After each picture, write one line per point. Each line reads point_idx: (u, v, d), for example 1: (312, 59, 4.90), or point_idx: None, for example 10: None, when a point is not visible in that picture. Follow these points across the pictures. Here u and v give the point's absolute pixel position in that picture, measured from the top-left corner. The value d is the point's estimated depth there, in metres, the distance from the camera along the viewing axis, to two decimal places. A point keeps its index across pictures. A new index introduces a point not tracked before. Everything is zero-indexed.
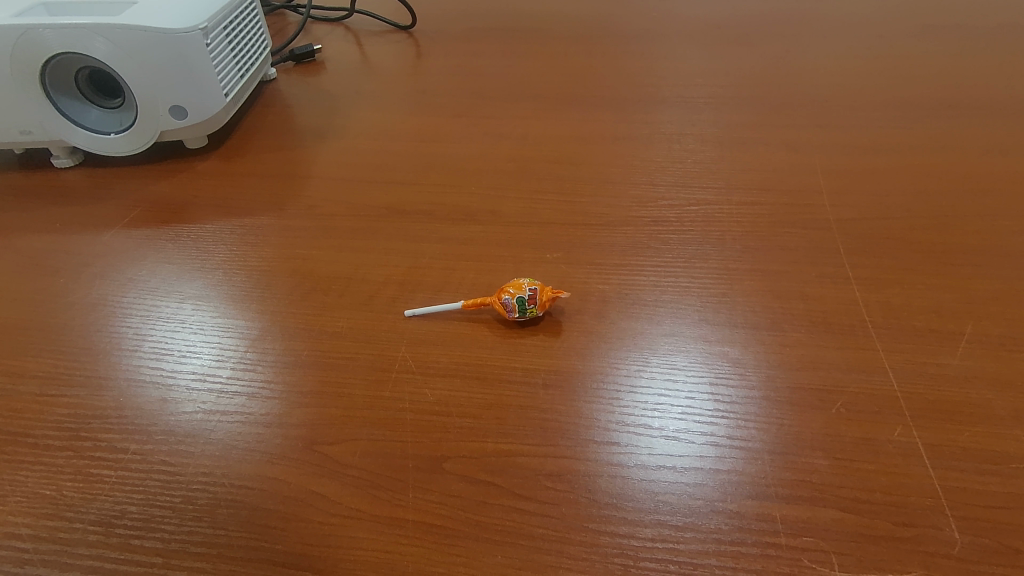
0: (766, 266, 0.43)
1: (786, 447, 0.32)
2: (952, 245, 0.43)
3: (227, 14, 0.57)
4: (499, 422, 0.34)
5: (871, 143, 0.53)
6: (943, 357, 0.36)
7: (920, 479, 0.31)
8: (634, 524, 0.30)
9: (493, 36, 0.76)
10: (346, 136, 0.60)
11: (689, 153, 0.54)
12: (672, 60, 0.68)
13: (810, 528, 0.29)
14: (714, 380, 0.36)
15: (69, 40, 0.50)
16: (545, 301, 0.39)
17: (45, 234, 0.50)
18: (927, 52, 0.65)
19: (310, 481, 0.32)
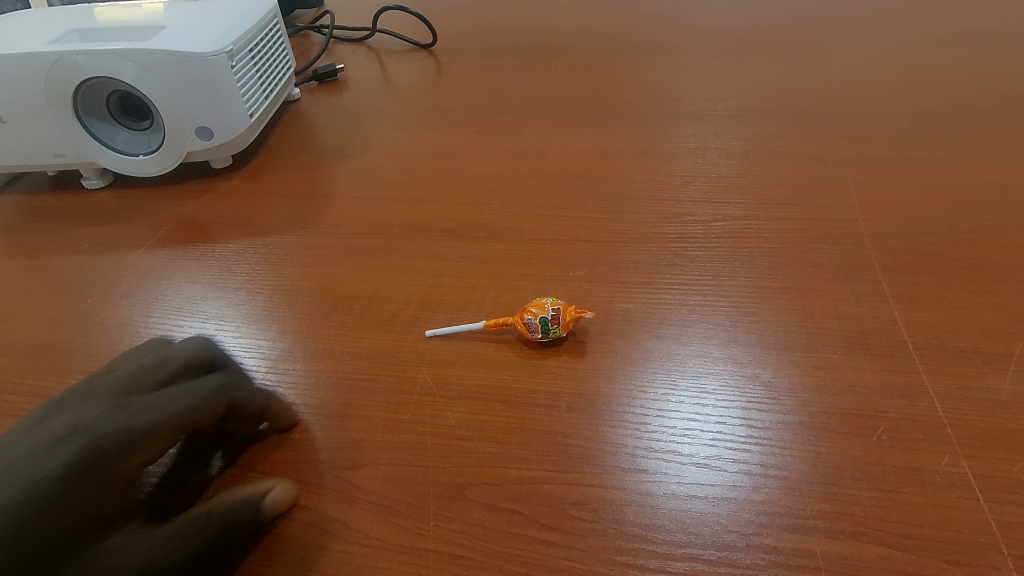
0: (798, 283, 0.41)
1: (824, 477, 0.31)
2: (997, 260, 0.41)
3: (252, 37, 0.58)
4: (521, 447, 0.33)
5: (905, 154, 0.51)
6: (993, 381, 0.34)
7: (972, 512, 0.29)
8: (664, 557, 0.28)
9: (514, 52, 0.76)
10: (368, 153, 0.60)
11: (714, 167, 0.53)
12: (695, 72, 0.67)
13: (853, 566, 0.27)
14: (746, 404, 0.34)
15: (100, 66, 0.51)
16: (569, 322, 0.38)
17: (75, 255, 0.51)
18: (961, 59, 0.64)
19: (330, 507, 0.31)
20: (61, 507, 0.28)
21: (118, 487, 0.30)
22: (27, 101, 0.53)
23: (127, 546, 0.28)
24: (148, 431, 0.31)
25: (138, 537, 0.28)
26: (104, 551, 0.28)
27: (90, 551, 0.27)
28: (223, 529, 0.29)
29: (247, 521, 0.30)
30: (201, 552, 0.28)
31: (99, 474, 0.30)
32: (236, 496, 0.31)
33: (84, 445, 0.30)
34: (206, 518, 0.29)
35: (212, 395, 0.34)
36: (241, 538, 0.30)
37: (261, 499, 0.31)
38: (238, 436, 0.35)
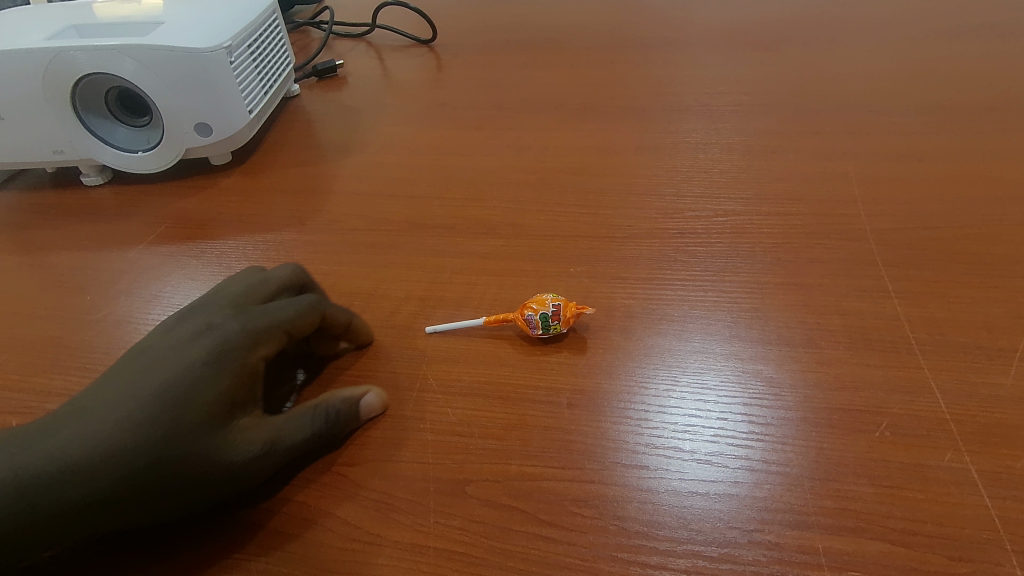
0: (799, 279, 0.41)
1: (825, 473, 0.31)
2: (1001, 255, 0.41)
3: (251, 33, 0.58)
4: (522, 443, 0.33)
5: (908, 149, 0.51)
6: (996, 376, 0.34)
7: (975, 509, 0.29)
8: (665, 554, 0.28)
9: (514, 48, 0.75)
10: (368, 149, 0.60)
11: (715, 162, 0.53)
12: (696, 67, 0.67)
13: (855, 562, 0.27)
14: (747, 401, 0.34)
15: (98, 62, 0.51)
16: (571, 317, 0.38)
17: (74, 251, 0.51)
18: (965, 53, 0.63)
19: (329, 503, 0.31)
20: (203, 387, 0.31)
21: (248, 377, 0.32)
22: (25, 98, 0.53)
23: (255, 427, 0.31)
24: (269, 330, 0.34)
25: (262, 419, 0.31)
26: (236, 427, 0.30)
27: (226, 427, 0.30)
28: (331, 422, 0.33)
29: (347, 418, 0.33)
30: (312, 439, 0.32)
31: (231, 365, 0.32)
32: (338, 395, 0.34)
33: (218, 339, 0.32)
34: (316, 411, 0.33)
35: (317, 310, 0.36)
36: (343, 433, 0.33)
37: (358, 400, 0.34)
38: (320, 353, 0.39)
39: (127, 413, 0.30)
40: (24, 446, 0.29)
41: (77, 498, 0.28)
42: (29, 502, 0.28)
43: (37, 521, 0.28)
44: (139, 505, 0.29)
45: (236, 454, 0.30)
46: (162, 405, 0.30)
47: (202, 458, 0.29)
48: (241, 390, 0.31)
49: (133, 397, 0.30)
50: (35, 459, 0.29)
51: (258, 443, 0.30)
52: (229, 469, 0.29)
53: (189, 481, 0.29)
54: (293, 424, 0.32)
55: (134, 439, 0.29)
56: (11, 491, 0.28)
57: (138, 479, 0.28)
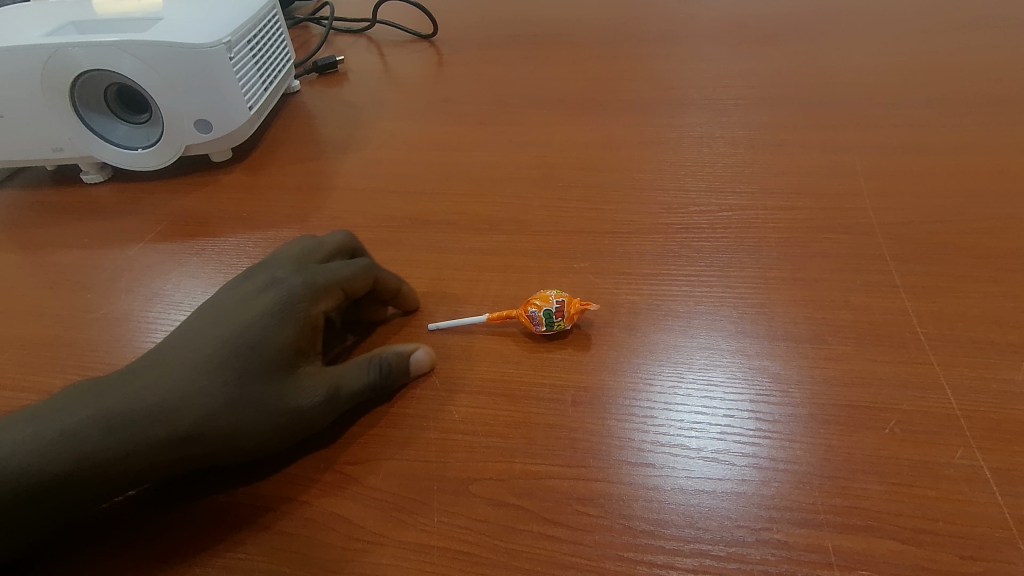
0: (806, 274, 0.41)
1: (834, 471, 0.30)
2: (1011, 249, 0.40)
3: (251, 28, 0.57)
4: (526, 441, 0.33)
5: (915, 142, 0.50)
6: (1008, 372, 0.33)
7: (987, 507, 0.28)
8: (672, 553, 0.28)
9: (516, 42, 0.75)
10: (369, 145, 0.59)
11: (720, 156, 0.52)
12: (699, 60, 0.66)
13: (865, 561, 0.27)
14: (754, 398, 0.34)
15: (98, 58, 0.51)
16: (575, 314, 0.37)
17: (75, 249, 0.51)
18: (972, 45, 0.62)
19: (332, 502, 0.31)
20: (271, 337, 0.32)
21: (310, 329, 0.34)
22: (24, 95, 0.53)
23: (317, 375, 0.33)
24: (328, 287, 0.35)
25: (323, 368, 0.33)
26: (301, 373, 0.32)
27: (293, 373, 0.32)
28: (384, 373, 0.34)
29: (399, 371, 0.35)
30: (370, 387, 0.34)
31: (295, 317, 0.33)
32: (391, 349, 0.36)
33: (282, 293, 0.34)
34: (371, 361, 0.34)
35: (369, 271, 0.37)
36: (395, 385, 0.35)
37: (409, 355, 0.36)
38: (368, 318, 0.40)
39: (204, 358, 0.32)
40: (114, 388, 0.32)
41: (162, 434, 0.30)
42: (119, 438, 0.30)
43: (126, 456, 0.30)
44: (217, 442, 0.30)
45: (302, 398, 0.32)
46: (234, 351, 0.32)
47: (272, 401, 0.31)
48: (305, 341, 0.33)
49: (208, 343, 0.32)
50: (124, 399, 0.31)
51: (321, 389, 0.32)
52: (295, 412, 0.31)
53: (262, 422, 0.31)
54: (350, 373, 0.34)
55: (212, 382, 0.31)
56: (104, 426, 0.30)
57: (215, 419, 0.30)
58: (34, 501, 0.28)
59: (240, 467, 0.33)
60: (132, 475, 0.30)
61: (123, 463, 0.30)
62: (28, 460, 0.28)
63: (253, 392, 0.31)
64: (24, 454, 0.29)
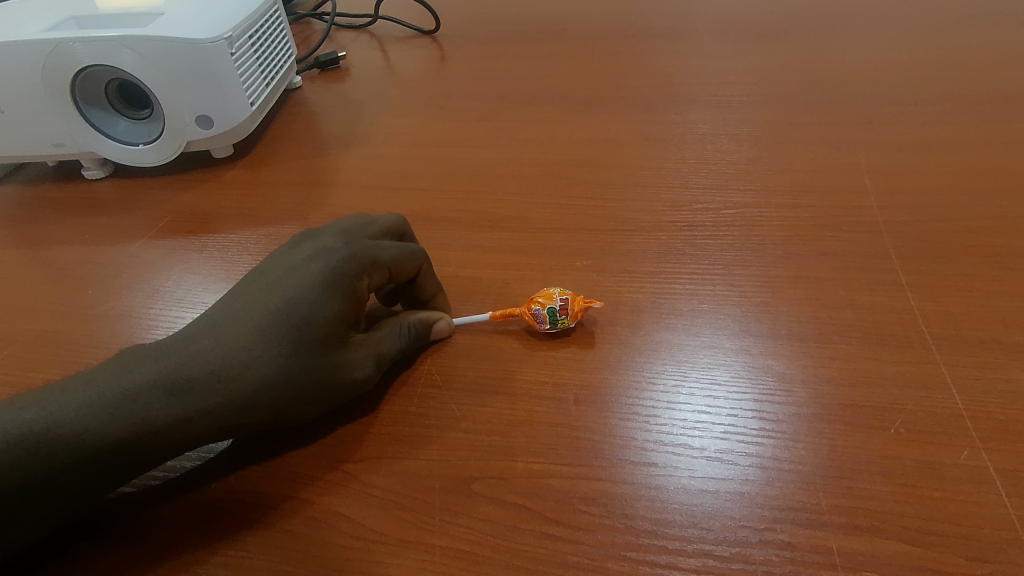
0: (810, 273, 0.40)
1: (838, 471, 0.30)
2: (1018, 248, 0.40)
3: (252, 24, 0.57)
4: (528, 440, 0.33)
5: (921, 140, 0.50)
6: (1014, 372, 0.33)
7: (992, 508, 0.28)
8: (675, 553, 0.28)
9: (518, 38, 0.74)
10: (371, 142, 0.59)
11: (723, 153, 0.52)
12: (703, 57, 0.65)
13: (870, 562, 0.27)
14: (757, 397, 0.34)
15: (98, 54, 0.51)
16: (579, 311, 0.37)
17: (76, 246, 0.51)
18: (979, 42, 0.62)
19: (333, 500, 0.31)
20: (324, 310, 0.32)
21: (357, 304, 0.34)
22: (25, 90, 0.52)
23: (362, 346, 0.34)
24: (376, 264, 0.35)
25: (364, 338, 0.35)
26: (349, 344, 0.33)
27: (342, 344, 0.33)
28: (412, 337, 0.36)
29: (424, 335, 0.37)
30: (401, 351, 0.36)
31: (346, 291, 0.34)
32: (417, 315, 0.37)
33: (332, 265, 0.34)
34: (401, 326, 0.36)
35: (416, 258, 0.38)
36: (419, 347, 0.37)
37: (434, 323, 0.37)
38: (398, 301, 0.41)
39: (258, 326, 0.32)
40: (164, 353, 0.31)
41: (219, 402, 0.30)
42: (177, 404, 0.30)
43: (183, 423, 0.30)
44: (272, 410, 0.31)
45: (350, 370, 0.33)
46: (288, 321, 0.32)
47: (325, 372, 0.32)
48: (352, 314, 0.34)
49: (260, 312, 0.32)
50: (178, 364, 0.31)
51: (366, 359, 0.34)
52: (345, 383, 0.33)
53: (314, 391, 0.32)
54: (386, 342, 0.35)
55: (268, 352, 0.31)
56: (161, 391, 0.30)
57: (272, 389, 0.31)
58: (92, 467, 0.28)
59: (265, 450, 0.34)
60: (188, 440, 0.30)
61: (181, 430, 0.30)
62: (88, 424, 0.28)
63: (308, 364, 0.32)
64: (80, 418, 0.28)
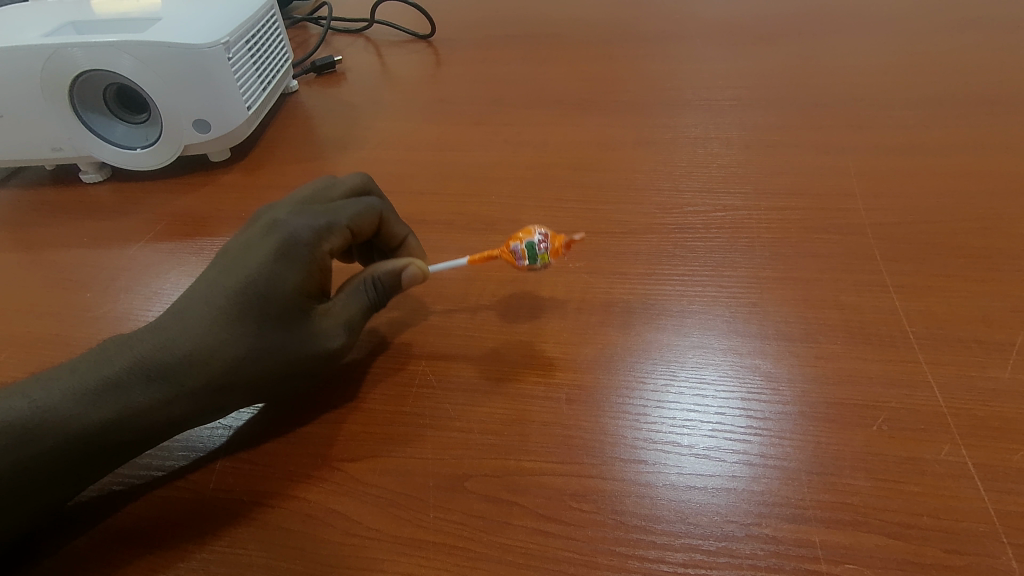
0: (798, 274, 0.41)
1: (823, 467, 0.31)
2: (1001, 249, 0.41)
3: (248, 29, 0.57)
4: (521, 438, 0.33)
5: (908, 143, 0.51)
6: (994, 370, 0.34)
7: (971, 502, 0.29)
8: (663, 548, 0.28)
9: (514, 42, 0.75)
10: (367, 145, 0.60)
11: (715, 156, 0.53)
12: (695, 61, 0.66)
13: (852, 555, 0.27)
14: (745, 396, 0.34)
15: (97, 59, 0.51)
16: (560, 247, 0.37)
17: (74, 249, 0.51)
18: (965, 46, 0.63)
19: (329, 498, 0.32)
20: (287, 282, 0.33)
21: (321, 270, 0.35)
22: (23, 94, 0.53)
23: (332, 314, 0.35)
24: (332, 227, 0.36)
25: (332, 304, 0.35)
26: (316, 315, 0.34)
27: (309, 314, 0.34)
28: (378, 291, 0.36)
29: (391, 287, 0.37)
30: (372, 305, 0.36)
31: (308, 260, 0.34)
32: (382, 267, 0.36)
33: (287, 237, 0.34)
34: (365, 282, 0.36)
35: (374, 212, 0.39)
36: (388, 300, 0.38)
37: (402, 272, 0.37)
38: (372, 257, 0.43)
39: (224, 306, 0.32)
40: (139, 340, 0.32)
41: (197, 386, 0.31)
42: (155, 389, 0.30)
43: (161, 406, 0.31)
44: (250, 388, 0.32)
45: (324, 339, 0.34)
46: (253, 299, 0.32)
47: (298, 346, 0.33)
48: (317, 283, 0.35)
49: (224, 290, 0.32)
50: (152, 350, 0.31)
51: (339, 326, 0.34)
52: (321, 354, 0.34)
53: (291, 365, 0.33)
54: (354, 303, 0.36)
55: (237, 331, 0.32)
56: (137, 378, 0.30)
57: (247, 367, 0.32)
58: (81, 455, 0.29)
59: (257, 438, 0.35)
60: (169, 424, 0.31)
61: (162, 415, 0.31)
62: (70, 413, 0.29)
63: (280, 339, 0.32)
64: (63, 408, 0.29)
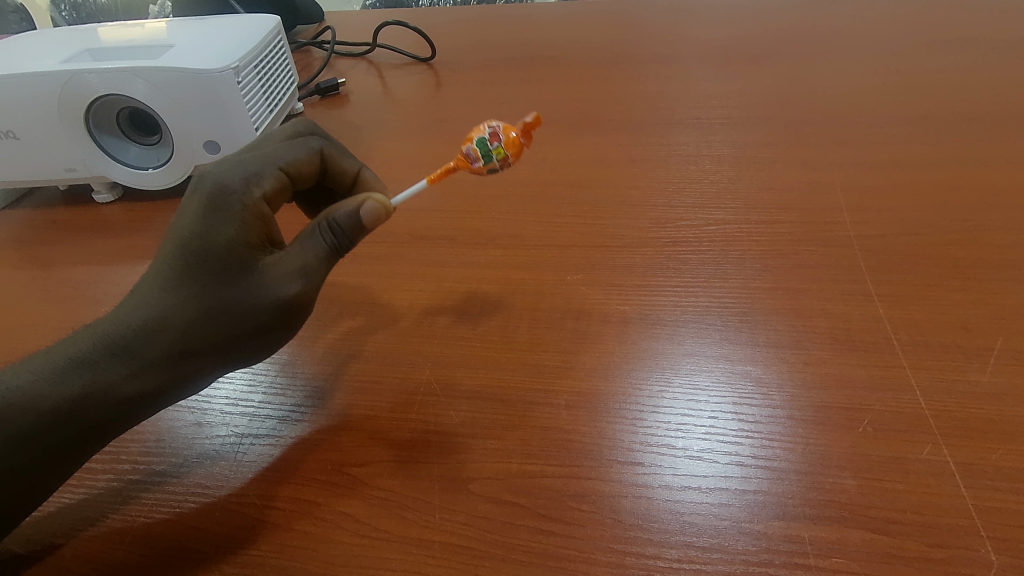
0: (787, 284, 0.43)
1: (813, 467, 0.32)
2: (980, 259, 0.43)
3: (257, 54, 0.60)
4: (522, 443, 0.35)
5: (891, 159, 0.53)
6: (974, 373, 0.35)
7: (952, 498, 0.30)
8: (659, 545, 0.30)
9: (512, 64, 0.78)
10: (371, 164, 0.62)
11: (706, 173, 0.55)
12: (687, 81, 0.69)
13: (839, 550, 0.29)
14: (737, 400, 0.36)
15: (111, 83, 0.53)
16: (511, 138, 0.40)
17: (88, 266, 0.53)
18: (945, 66, 0.66)
19: (339, 501, 0.33)
20: (225, 235, 0.33)
21: (258, 217, 0.34)
22: (38, 118, 0.55)
23: (281, 262, 0.34)
24: (262, 169, 0.36)
25: (283, 254, 0.35)
26: (263, 268, 0.34)
27: (255, 267, 0.34)
28: (337, 233, 0.35)
29: (349, 227, 0.35)
30: (332, 250, 0.35)
31: (242, 208, 0.33)
32: (341, 209, 0.35)
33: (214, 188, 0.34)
34: (320, 226, 0.35)
35: (311, 153, 0.40)
36: (355, 241, 0.36)
37: (360, 211, 0.35)
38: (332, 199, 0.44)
39: (170, 273, 0.33)
40: (106, 320, 0.34)
41: (158, 355, 0.33)
42: (118, 363, 0.33)
43: (133, 376, 0.33)
44: (209, 351, 0.34)
45: (276, 288, 0.34)
46: (198, 258, 0.33)
47: (247, 299, 0.33)
48: (260, 233, 0.34)
49: (171, 254, 0.33)
50: (113, 328, 0.33)
51: (290, 273, 0.34)
52: (275, 302, 0.34)
53: (252, 317, 0.34)
54: (310, 249, 0.35)
55: (189, 294, 0.33)
56: (104, 353, 0.33)
57: (200, 331, 0.33)
58: (54, 436, 0.31)
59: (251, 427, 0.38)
60: (137, 392, 0.33)
61: (126, 388, 0.33)
62: (37, 393, 0.31)
63: (237, 293, 0.33)
64: (30, 389, 0.31)
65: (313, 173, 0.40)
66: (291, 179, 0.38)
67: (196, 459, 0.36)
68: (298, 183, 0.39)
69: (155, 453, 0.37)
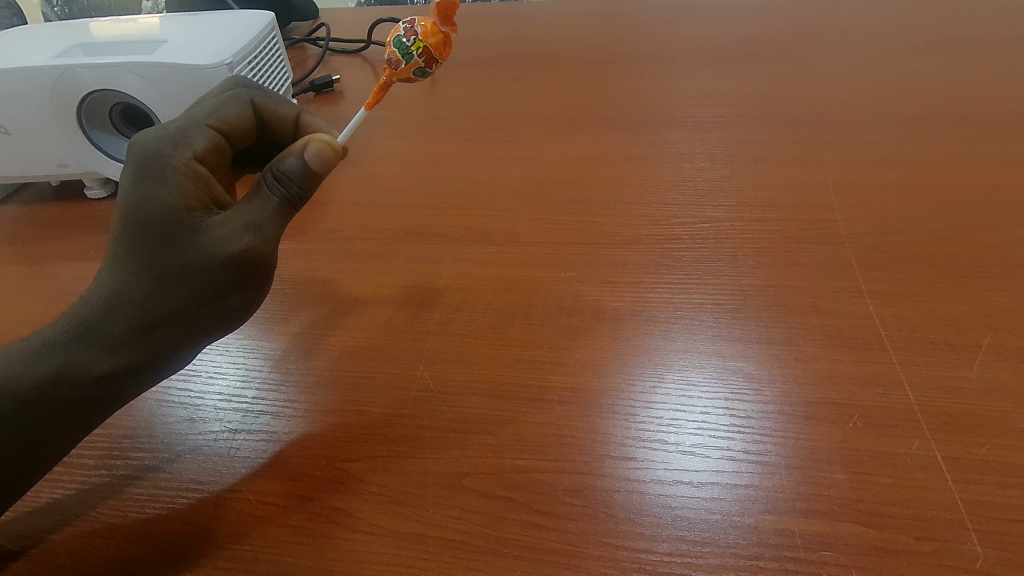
0: (779, 282, 0.43)
1: (804, 462, 0.32)
2: (969, 257, 0.43)
3: (250, 50, 0.59)
4: (515, 438, 0.35)
5: (882, 157, 0.54)
6: (962, 369, 0.36)
7: (940, 492, 0.30)
8: (652, 539, 0.30)
9: (507, 62, 0.78)
10: (365, 161, 0.62)
11: (700, 171, 0.55)
12: (681, 80, 0.69)
13: (828, 543, 0.29)
14: (729, 396, 0.36)
15: (105, 79, 0.53)
16: (427, 27, 0.40)
17: (80, 262, 0.52)
18: (936, 66, 0.66)
19: (333, 496, 0.33)
20: (165, 199, 0.33)
21: (195, 178, 0.34)
22: (31, 112, 0.55)
23: (227, 219, 0.34)
24: (191, 131, 0.35)
25: (230, 212, 0.34)
26: (209, 227, 0.34)
27: (200, 228, 0.33)
28: (285, 183, 0.34)
29: (298, 174, 0.35)
30: (282, 201, 0.35)
31: (175, 172, 0.34)
32: (284, 158, 0.35)
33: (146, 156, 0.34)
34: (267, 179, 0.35)
35: (240, 105, 0.38)
36: (309, 189, 0.35)
37: (303, 155, 0.35)
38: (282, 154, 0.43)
39: (128, 251, 0.34)
40: (80, 307, 0.34)
41: (123, 331, 0.34)
42: (89, 344, 0.33)
43: (107, 355, 0.33)
44: (173, 322, 0.34)
45: (223, 244, 0.33)
46: (148, 228, 0.33)
47: (196, 260, 0.33)
48: (200, 194, 0.34)
49: (123, 229, 0.34)
50: (84, 312, 0.34)
51: (237, 228, 0.34)
52: (225, 258, 0.33)
53: (214, 283, 0.34)
54: (259, 204, 0.34)
55: (151, 269, 0.33)
56: (72, 337, 0.33)
57: (160, 301, 0.34)
58: (33, 419, 0.32)
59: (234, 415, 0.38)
60: (110, 370, 0.33)
61: (97, 366, 0.33)
62: (11, 373, 0.32)
63: (192, 258, 0.33)
64: (4, 372, 0.32)
65: (254, 130, 0.40)
66: (227, 138, 0.38)
67: (190, 454, 0.36)
68: (238, 143, 0.39)
69: (146, 449, 0.37)
